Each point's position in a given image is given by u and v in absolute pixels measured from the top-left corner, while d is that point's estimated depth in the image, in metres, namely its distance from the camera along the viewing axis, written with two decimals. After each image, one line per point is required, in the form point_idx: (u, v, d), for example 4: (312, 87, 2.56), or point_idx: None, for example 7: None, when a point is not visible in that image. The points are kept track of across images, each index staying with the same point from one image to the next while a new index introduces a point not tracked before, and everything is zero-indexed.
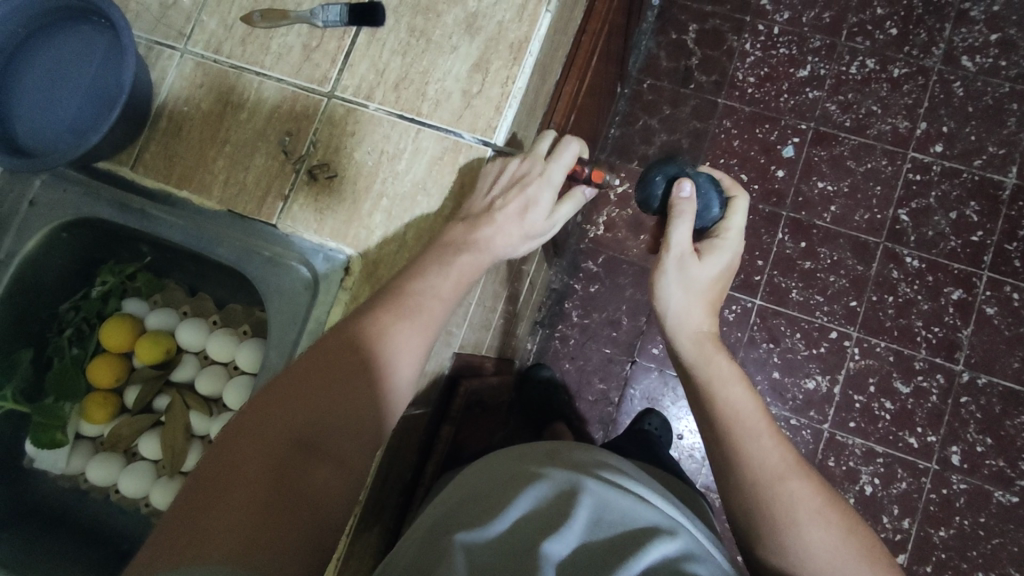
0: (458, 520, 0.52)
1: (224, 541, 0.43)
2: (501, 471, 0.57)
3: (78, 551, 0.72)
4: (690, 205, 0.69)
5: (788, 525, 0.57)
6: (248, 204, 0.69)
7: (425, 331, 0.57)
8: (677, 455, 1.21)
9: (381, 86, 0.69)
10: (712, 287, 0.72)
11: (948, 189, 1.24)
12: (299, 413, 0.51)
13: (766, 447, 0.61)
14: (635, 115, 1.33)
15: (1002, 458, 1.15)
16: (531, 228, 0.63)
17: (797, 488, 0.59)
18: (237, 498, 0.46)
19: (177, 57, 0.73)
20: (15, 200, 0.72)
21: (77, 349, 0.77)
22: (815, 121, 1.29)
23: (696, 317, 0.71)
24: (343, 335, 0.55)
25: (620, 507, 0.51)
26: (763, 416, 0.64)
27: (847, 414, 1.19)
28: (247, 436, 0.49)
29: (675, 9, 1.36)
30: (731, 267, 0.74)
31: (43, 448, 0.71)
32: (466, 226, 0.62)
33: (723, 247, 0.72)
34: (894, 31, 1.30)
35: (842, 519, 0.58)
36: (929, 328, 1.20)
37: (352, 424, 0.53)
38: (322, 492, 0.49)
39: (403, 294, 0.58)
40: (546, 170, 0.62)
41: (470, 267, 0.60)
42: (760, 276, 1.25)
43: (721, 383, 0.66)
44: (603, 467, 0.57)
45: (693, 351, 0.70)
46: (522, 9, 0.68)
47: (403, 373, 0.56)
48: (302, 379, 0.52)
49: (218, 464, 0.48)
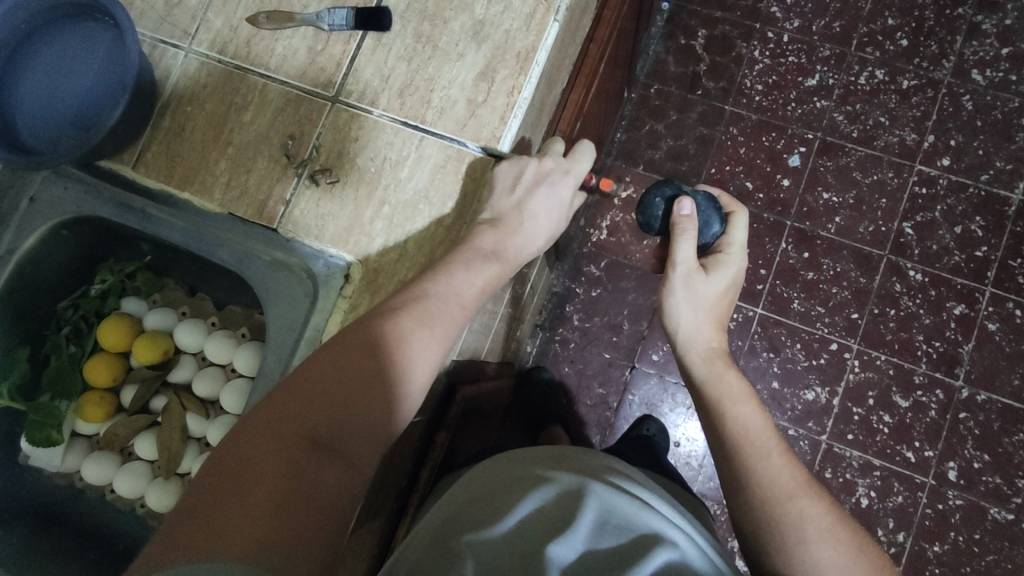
0: (463, 520, 0.52)
1: (238, 539, 0.43)
2: (508, 469, 0.56)
3: (74, 551, 0.73)
4: (691, 223, 0.69)
5: (797, 543, 0.57)
6: (249, 208, 0.69)
7: (443, 336, 0.57)
8: (674, 462, 1.21)
9: (386, 92, 0.68)
10: (718, 303, 0.72)
11: (953, 203, 1.23)
12: (315, 413, 0.50)
13: (776, 465, 0.61)
14: (641, 120, 1.32)
15: (1000, 475, 1.15)
16: (550, 226, 0.67)
17: (808, 506, 0.58)
18: (252, 497, 0.45)
19: (182, 56, 0.72)
20: (16, 197, 0.72)
21: (75, 347, 0.77)
22: (822, 131, 1.28)
23: (707, 333, 0.71)
24: (362, 335, 0.54)
25: (624, 512, 0.52)
26: (773, 434, 0.64)
27: (845, 426, 1.19)
28: (262, 432, 0.49)
29: (685, 14, 1.35)
30: (737, 279, 0.74)
31: (38, 445, 0.71)
32: (496, 235, 0.63)
33: (728, 261, 0.72)
34: (904, 42, 1.29)
35: (853, 539, 0.57)
36: (930, 343, 1.20)
37: (368, 426, 0.52)
38: (334, 493, 0.49)
39: (422, 297, 0.57)
40: (572, 167, 0.68)
41: (497, 278, 0.62)
42: (762, 286, 1.25)
43: (733, 402, 0.66)
44: (612, 470, 0.56)
45: (704, 368, 0.70)
46: (530, 18, 0.67)
47: (419, 377, 0.56)
48: (319, 378, 0.52)
49: (232, 459, 0.47)
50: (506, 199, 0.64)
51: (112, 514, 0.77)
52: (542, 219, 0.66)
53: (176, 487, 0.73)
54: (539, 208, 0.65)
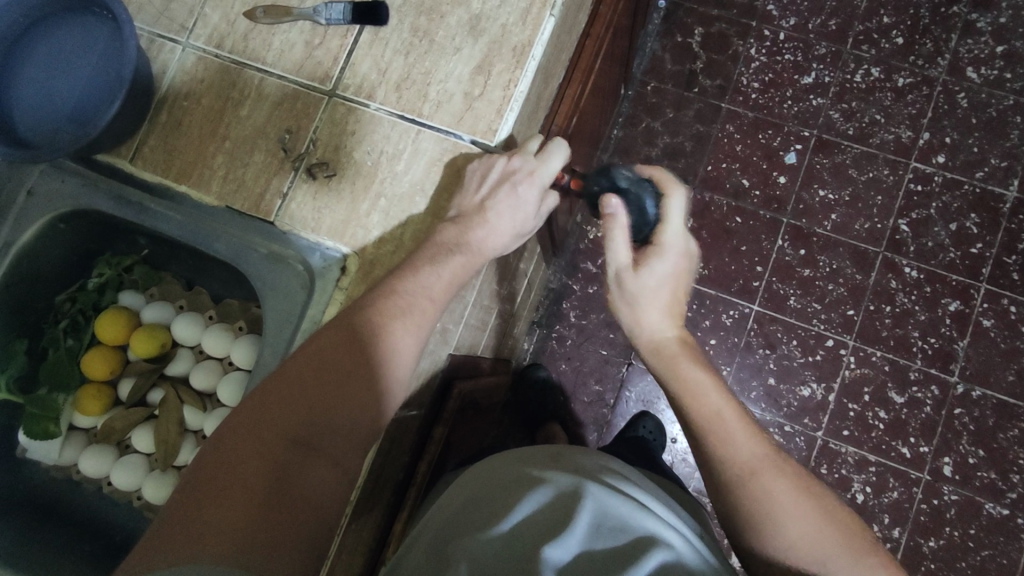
0: (460, 526, 0.52)
1: (221, 539, 0.45)
2: (502, 474, 0.57)
3: (70, 543, 0.73)
4: (622, 223, 0.66)
5: (765, 521, 0.57)
6: (246, 201, 0.69)
7: (418, 333, 0.58)
8: (670, 459, 1.22)
9: (383, 85, 0.69)
10: (659, 296, 0.69)
11: (948, 200, 1.24)
12: (294, 414, 0.52)
13: (739, 443, 0.61)
14: (638, 118, 1.33)
15: (994, 470, 1.15)
16: (517, 227, 0.66)
17: (775, 484, 0.58)
18: (236, 497, 0.48)
19: (179, 51, 0.72)
20: (13, 190, 0.73)
21: (72, 341, 0.78)
22: (818, 129, 1.29)
23: (648, 327, 0.69)
24: (339, 333, 0.56)
25: (619, 514, 0.52)
26: (735, 413, 0.63)
27: (841, 422, 1.20)
28: (244, 435, 0.51)
29: (681, 12, 1.35)
30: (678, 272, 0.69)
31: (35, 438, 0.73)
32: (459, 229, 0.62)
33: (659, 256, 0.67)
34: (900, 40, 1.29)
35: (821, 509, 0.58)
36: (926, 339, 1.20)
37: (348, 425, 0.54)
38: (318, 493, 0.51)
39: (395, 295, 0.58)
40: (537, 169, 0.64)
41: (464, 268, 0.61)
42: (758, 282, 1.25)
43: (694, 394, 0.64)
44: (608, 473, 0.57)
45: (653, 360, 0.69)
46: (526, 13, 0.68)
47: (398, 375, 0.57)
48: (297, 381, 0.53)
49: (217, 463, 0.49)
50: (472, 196, 0.63)
51: (107, 508, 0.77)
52: (509, 221, 0.64)
53: (172, 479, 0.73)
54: (502, 210, 0.63)
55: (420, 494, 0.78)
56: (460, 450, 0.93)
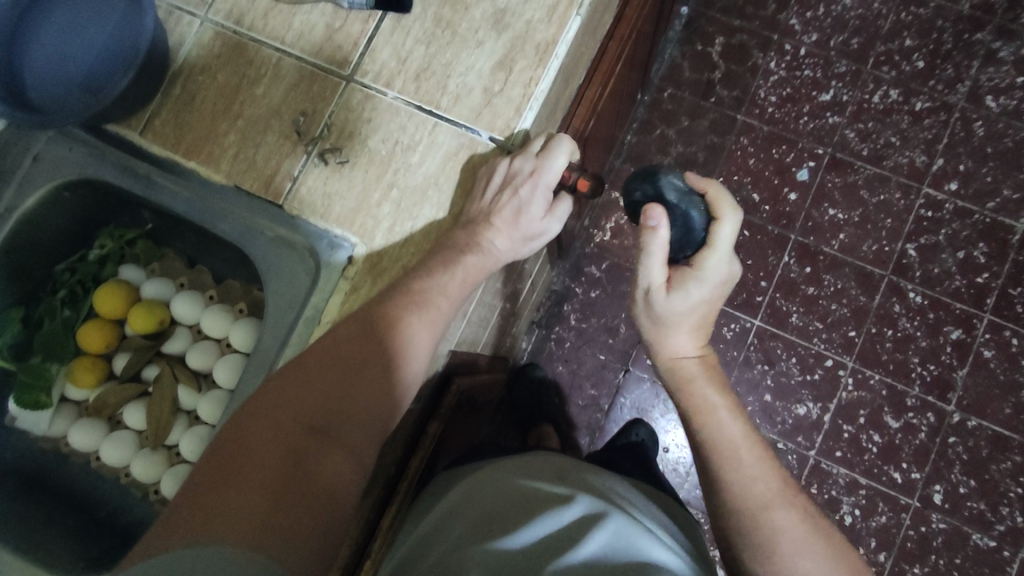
0: (468, 536, 0.54)
1: (239, 521, 0.43)
2: (515, 488, 0.60)
3: (54, 515, 0.73)
4: (662, 241, 0.62)
5: (770, 556, 0.57)
6: (256, 181, 0.68)
7: (430, 331, 0.58)
8: (661, 468, 1.21)
9: (402, 74, 0.68)
10: (694, 316, 0.67)
11: (958, 228, 1.23)
12: (310, 403, 0.52)
13: (751, 474, 0.60)
14: (652, 124, 1.32)
15: (984, 501, 1.15)
16: (526, 231, 0.65)
17: (780, 517, 0.58)
18: (254, 481, 0.47)
19: (197, 24, 0.71)
20: (19, 154, 0.72)
21: (69, 311, 0.78)
22: (832, 147, 1.28)
23: (675, 345, 0.68)
24: (360, 324, 0.56)
25: (629, 539, 0.53)
26: (750, 442, 0.63)
27: (834, 443, 1.19)
28: (262, 420, 0.50)
29: (703, 20, 1.34)
30: (713, 302, 0.66)
31: (26, 408, 0.73)
32: (469, 232, 0.63)
33: (698, 281, 0.64)
34: (921, 64, 1.28)
35: (827, 544, 0.57)
36: (925, 365, 1.20)
37: (364, 419, 0.54)
38: (335, 484, 0.50)
39: (414, 292, 0.58)
40: (536, 169, 0.62)
41: (476, 268, 0.62)
42: (761, 297, 1.25)
43: (702, 414, 0.65)
44: (615, 495, 0.60)
45: (669, 378, 0.69)
46: (553, 10, 0.67)
47: (409, 372, 0.57)
48: (314, 370, 0.54)
49: (235, 445, 0.49)
50: (478, 200, 0.64)
51: (96, 482, 0.77)
52: (514, 226, 0.64)
53: (160, 459, 0.73)
54: (506, 215, 0.63)
55: (411, 487, 0.77)
56: (452, 445, 0.92)
